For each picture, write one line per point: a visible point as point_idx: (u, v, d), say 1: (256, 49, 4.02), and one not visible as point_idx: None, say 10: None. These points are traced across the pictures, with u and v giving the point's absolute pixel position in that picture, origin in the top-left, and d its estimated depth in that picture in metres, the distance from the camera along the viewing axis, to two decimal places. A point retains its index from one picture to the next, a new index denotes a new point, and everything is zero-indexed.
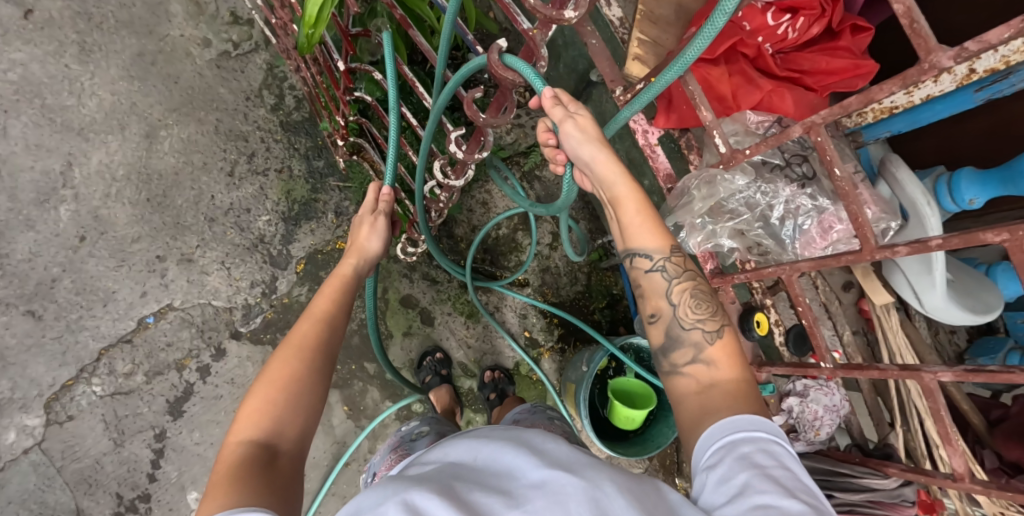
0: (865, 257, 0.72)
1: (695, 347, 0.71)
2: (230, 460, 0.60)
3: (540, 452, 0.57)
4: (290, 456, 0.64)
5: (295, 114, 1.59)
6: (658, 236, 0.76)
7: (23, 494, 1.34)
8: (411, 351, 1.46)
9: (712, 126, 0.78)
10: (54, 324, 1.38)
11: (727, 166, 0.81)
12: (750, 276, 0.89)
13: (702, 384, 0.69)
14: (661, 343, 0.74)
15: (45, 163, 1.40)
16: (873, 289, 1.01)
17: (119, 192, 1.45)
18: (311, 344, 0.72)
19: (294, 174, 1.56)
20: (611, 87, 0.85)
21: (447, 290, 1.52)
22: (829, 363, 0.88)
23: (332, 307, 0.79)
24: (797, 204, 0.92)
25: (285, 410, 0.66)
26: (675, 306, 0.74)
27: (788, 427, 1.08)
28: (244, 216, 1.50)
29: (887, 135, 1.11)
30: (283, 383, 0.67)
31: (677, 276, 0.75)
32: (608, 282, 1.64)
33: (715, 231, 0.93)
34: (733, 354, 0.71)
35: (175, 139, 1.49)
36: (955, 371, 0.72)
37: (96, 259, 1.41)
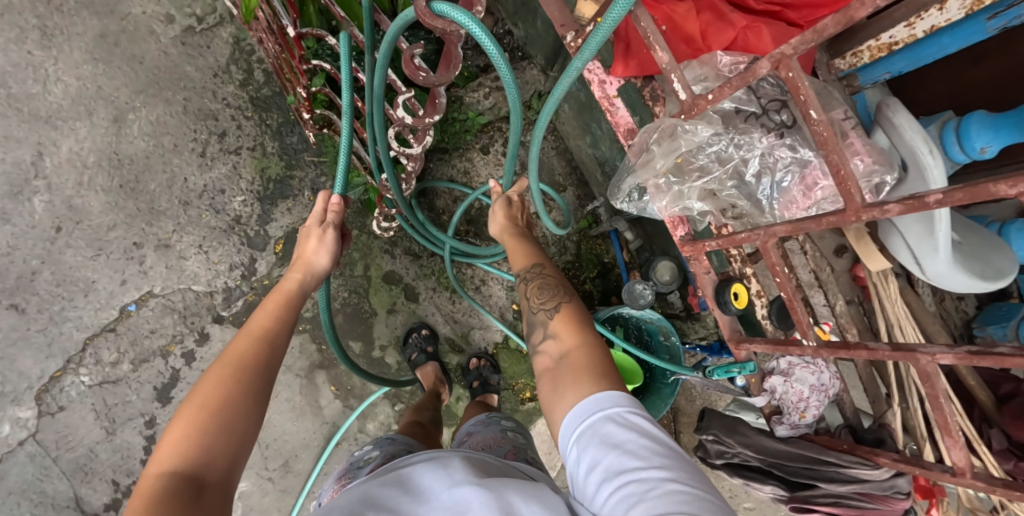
0: (850, 218, 0.61)
1: (542, 325, 0.74)
2: (149, 492, 0.56)
3: (456, 472, 0.59)
4: (219, 484, 0.59)
5: (265, 89, 1.52)
6: (526, 255, 0.86)
7: (22, 484, 1.36)
8: (396, 327, 1.43)
9: (670, 70, 0.71)
10: (37, 317, 1.37)
11: (690, 115, 0.74)
12: (723, 243, 0.81)
13: (554, 359, 0.70)
14: (523, 334, 0.77)
15: (15, 154, 1.38)
16: (868, 254, 0.89)
17: (91, 179, 1.41)
18: (247, 363, 0.70)
19: (268, 152, 1.51)
20: (562, 33, 0.80)
21: (430, 264, 1.49)
22: (813, 341, 0.79)
23: (272, 324, 0.77)
24: (775, 157, 0.83)
25: (214, 436, 0.61)
26: (526, 301, 0.79)
27: (773, 408, 0.97)
28: (218, 198, 1.46)
29: (886, 78, 0.95)
30: (215, 405, 0.64)
31: (534, 278, 0.81)
32: (599, 250, 1.57)
33: (684, 193, 0.85)
34: (575, 321, 0.73)
35: (144, 121, 1.44)
36: (957, 353, 0.60)
37: (74, 250, 1.39)
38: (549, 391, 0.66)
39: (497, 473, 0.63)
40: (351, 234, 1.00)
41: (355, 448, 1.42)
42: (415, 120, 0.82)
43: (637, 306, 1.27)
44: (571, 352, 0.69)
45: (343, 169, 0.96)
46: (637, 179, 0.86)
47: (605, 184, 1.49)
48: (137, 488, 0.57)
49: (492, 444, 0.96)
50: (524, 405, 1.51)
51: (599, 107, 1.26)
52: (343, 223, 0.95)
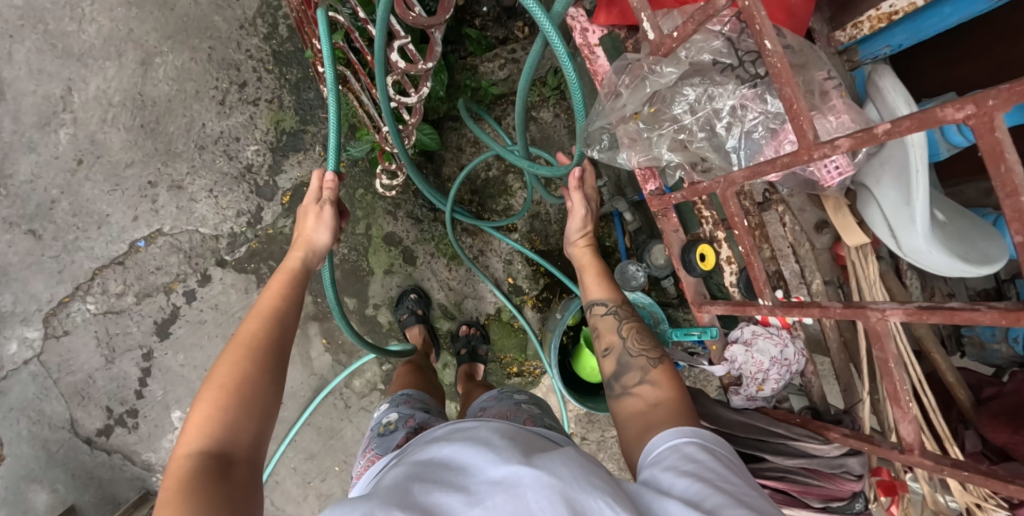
0: (802, 157, 0.60)
1: (641, 369, 0.82)
2: (179, 472, 0.56)
3: (499, 448, 0.55)
4: (247, 461, 0.60)
5: (288, 44, 1.56)
6: (610, 290, 0.95)
7: (23, 402, 1.42)
8: (391, 289, 1.45)
9: (640, 8, 0.73)
10: (52, 244, 1.43)
11: (659, 56, 0.75)
12: (687, 194, 0.80)
13: (647, 403, 0.77)
14: (613, 372, 0.85)
15: (47, 87, 1.43)
16: (846, 227, 0.88)
17: (115, 117, 1.47)
18: (260, 341, 0.70)
19: (285, 105, 1.54)
20: None
21: (431, 229, 1.50)
22: (769, 301, 0.77)
23: (281, 304, 0.77)
24: (744, 110, 0.82)
25: (236, 414, 0.62)
26: (623, 339, 0.87)
27: (732, 378, 0.96)
28: (233, 145, 1.50)
29: (887, 53, 0.94)
30: (233, 385, 0.64)
31: (627, 317, 0.91)
32: (601, 233, 1.50)
33: (654, 141, 0.87)
34: (673, 377, 0.81)
35: (169, 66, 1.48)
36: (906, 309, 0.60)
37: (92, 183, 1.45)
38: (638, 430, 0.73)
39: (529, 440, 0.60)
40: (349, 212, 0.99)
41: (340, 402, 1.46)
42: (408, 66, 0.84)
43: (629, 288, 1.28)
44: (664, 401, 0.76)
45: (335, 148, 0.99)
46: (605, 122, 0.88)
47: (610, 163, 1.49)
48: (166, 470, 0.58)
49: (507, 417, 0.89)
50: (510, 379, 1.53)
51: None
52: (341, 200, 0.95)
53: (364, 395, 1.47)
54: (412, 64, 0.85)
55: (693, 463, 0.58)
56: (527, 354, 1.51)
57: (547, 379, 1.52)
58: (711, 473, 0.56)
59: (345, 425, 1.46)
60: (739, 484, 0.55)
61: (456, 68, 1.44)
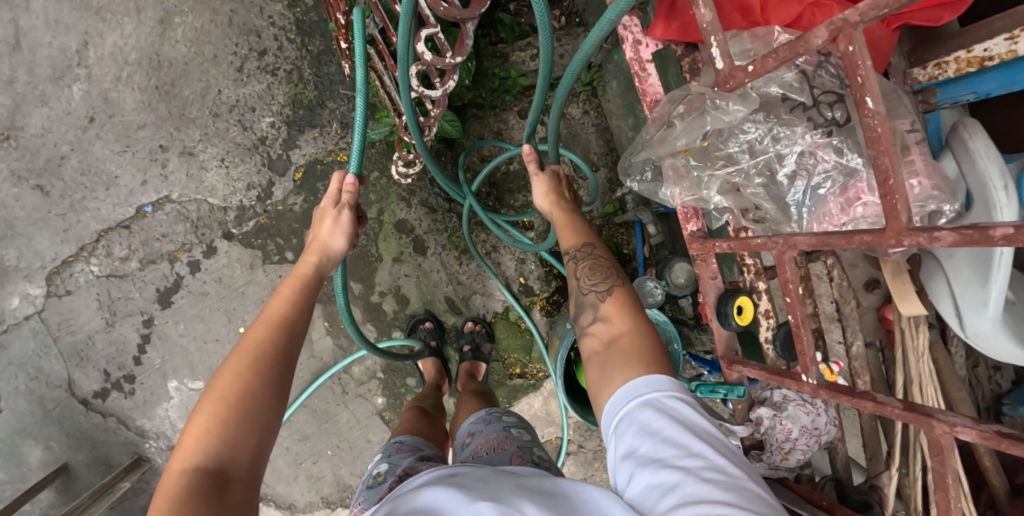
0: (888, 240, 0.55)
1: (593, 308, 0.75)
2: (173, 491, 0.54)
3: (476, 488, 0.55)
4: (243, 480, 0.58)
5: (313, 13, 1.47)
6: (572, 236, 0.87)
7: (23, 358, 1.43)
8: (399, 278, 1.40)
9: (711, 31, 0.68)
10: (60, 202, 1.43)
11: (726, 89, 0.70)
12: (735, 245, 0.75)
13: (602, 341, 0.71)
14: (573, 315, 0.79)
15: (62, 40, 1.42)
16: (904, 296, 0.85)
17: (130, 76, 1.44)
18: (265, 351, 0.67)
19: (304, 78, 1.46)
20: None
21: (444, 220, 1.46)
22: (813, 379, 0.71)
23: (290, 311, 0.73)
24: (816, 158, 0.78)
25: (235, 429, 0.60)
26: (579, 281, 0.80)
27: (754, 441, 0.90)
28: (248, 115, 1.44)
29: (970, 99, 0.88)
30: (235, 398, 0.61)
31: (585, 259, 0.82)
32: (620, 240, 1.51)
33: (704, 181, 0.82)
34: (630, 309, 0.73)
35: (189, 27, 1.43)
36: (982, 432, 0.53)
37: (103, 142, 1.43)
38: (596, 374, 0.68)
39: (505, 475, 0.60)
40: (368, 218, 0.94)
41: (338, 387, 1.43)
42: (436, 59, 0.79)
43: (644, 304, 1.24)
44: (621, 337, 0.69)
45: (361, 149, 0.94)
46: (652, 154, 0.85)
47: None
48: (160, 485, 0.56)
49: (497, 447, 0.85)
50: (512, 380, 1.48)
51: None
52: (360, 205, 0.90)
53: (361, 383, 1.44)
54: (440, 56, 0.80)
55: (649, 440, 0.54)
56: (531, 356, 1.48)
57: (549, 383, 1.48)
58: (670, 450, 0.52)
59: (341, 411, 1.43)
60: (701, 453, 0.52)
61: (485, 55, 1.38)
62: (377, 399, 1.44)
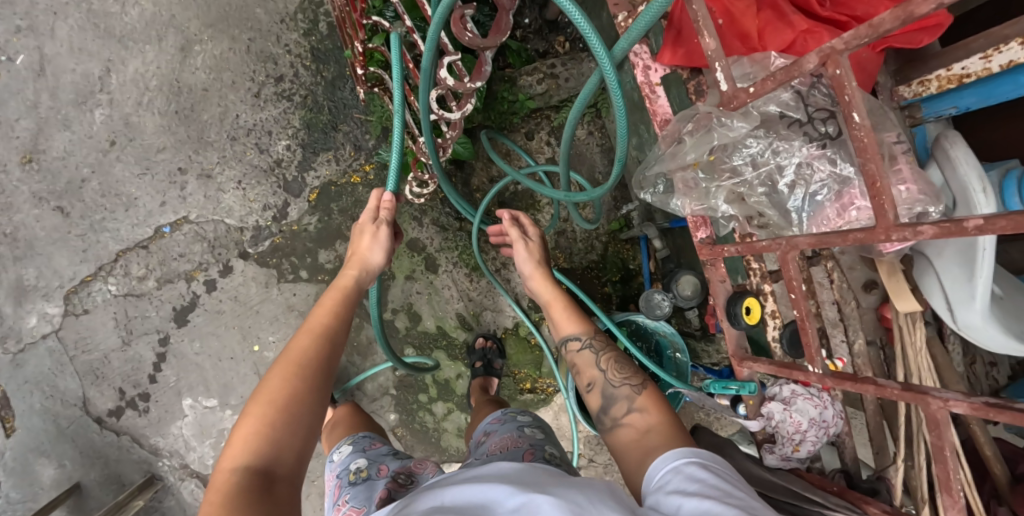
0: (879, 236, 0.59)
1: (627, 399, 0.80)
2: (225, 484, 0.57)
3: (515, 482, 0.58)
4: (288, 480, 0.61)
5: (327, 41, 1.52)
6: (580, 322, 0.94)
7: (39, 376, 1.45)
8: (411, 294, 1.44)
9: (715, 57, 0.73)
10: (80, 223, 1.48)
11: (729, 108, 0.74)
12: (741, 249, 0.79)
13: (639, 431, 0.76)
14: (600, 405, 0.83)
15: (86, 66, 1.52)
16: (898, 293, 0.89)
17: (150, 101, 1.50)
18: (310, 361, 0.71)
19: (319, 101, 1.50)
20: (614, 11, 0.84)
21: (455, 239, 1.48)
22: (819, 369, 0.75)
23: (332, 324, 0.78)
24: (812, 168, 0.82)
25: (282, 432, 0.63)
26: (603, 371, 0.86)
27: (766, 435, 0.93)
28: (265, 138, 1.48)
29: (952, 113, 0.91)
30: (283, 402, 0.65)
31: (602, 348, 0.89)
32: (626, 255, 1.55)
33: (712, 191, 0.86)
34: (659, 401, 0.80)
35: (208, 55, 1.50)
36: (973, 403, 0.58)
37: (123, 165, 1.48)
38: (631, 461, 0.72)
39: (537, 476, 0.64)
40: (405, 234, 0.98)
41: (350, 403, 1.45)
42: (456, 84, 0.84)
43: (652, 316, 1.28)
44: (654, 427, 0.75)
45: (398, 164, 0.98)
46: (663, 168, 0.88)
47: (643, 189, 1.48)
48: (210, 482, 0.59)
49: (510, 446, 0.88)
50: (522, 395, 1.51)
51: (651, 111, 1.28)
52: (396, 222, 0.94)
53: (374, 400, 1.45)
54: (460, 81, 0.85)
55: (697, 483, 0.58)
56: (542, 371, 1.50)
57: (559, 398, 1.50)
58: (715, 490, 0.56)
59: None
60: (743, 497, 0.56)
61: (495, 79, 1.41)
62: (389, 415, 1.46)
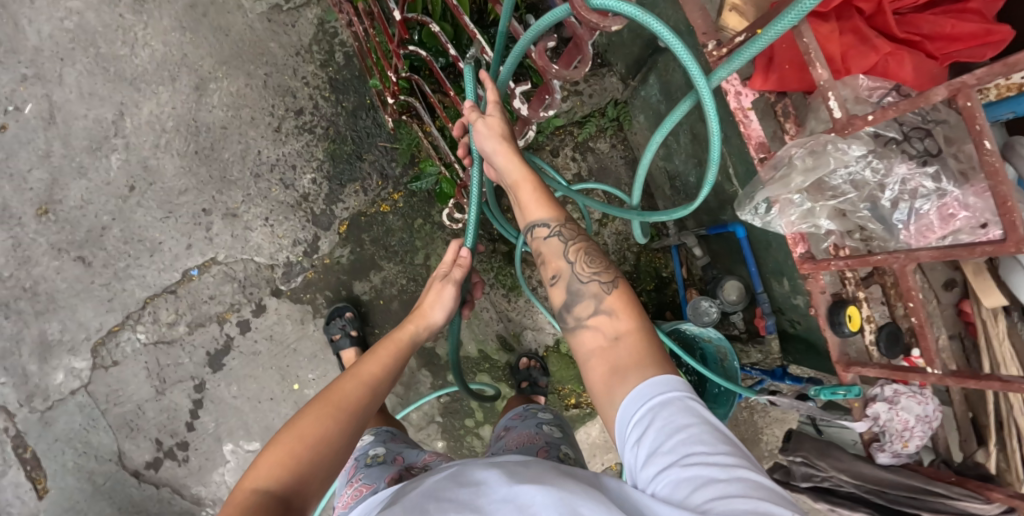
0: (1009, 248, 0.60)
1: (594, 299, 0.69)
2: (242, 505, 0.55)
3: (507, 468, 0.56)
4: (302, 514, 0.58)
5: (345, 71, 1.51)
6: (552, 207, 0.74)
7: (70, 433, 1.42)
8: (449, 320, 1.45)
9: (827, 87, 0.70)
10: (103, 272, 1.44)
11: (840, 134, 0.71)
12: (850, 261, 0.77)
13: (607, 337, 0.67)
14: (563, 302, 0.72)
15: (98, 111, 1.49)
16: (984, 290, 0.97)
17: (168, 143, 1.47)
18: (350, 406, 0.69)
19: (342, 133, 1.48)
20: (704, 41, 0.71)
21: (490, 260, 1.46)
22: (938, 370, 0.77)
23: (381, 373, 0.76)
24: (914, 185, 0.82)
25: (305, 467, 0.61)
26: (571, 264, 0.73)
27: (872, 435, 0.89)
28: (289, 173, 1.45)
29: (1011, 117, 0.96)
30: (313, 440, 0.63)
31: (573, 238, 0.73)
32: (658, 264, 1.56)
33: (814, 211, 0.84)
34: (631, 301, 0.70)
35: (224, 92, 1.48)
36: None
37: (144, 210, 1.45)
38: (603, 374, 0.64)
39: (535, 458, 0.60)
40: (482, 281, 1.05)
41: None
42: (529, 110, 0.82)
43: (701, 323, 1.27)
44: (627, 333, 0.66)
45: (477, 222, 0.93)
46: (769, 193, 0.84)
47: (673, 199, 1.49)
48: (229, 498, 0.58)
49: (527, 442, 0.92)
50: (568, 411, 1.50)
51: (681, 121, 1.28)
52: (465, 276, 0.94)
53: (421, 428, 1.44)
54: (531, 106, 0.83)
55: (679, 433, 0.51)
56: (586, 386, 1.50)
57: None
58: (700, 445, 0.50)
59: None
60: (733, 453, 0.50)
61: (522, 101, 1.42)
62: (437, 442, 1.44)
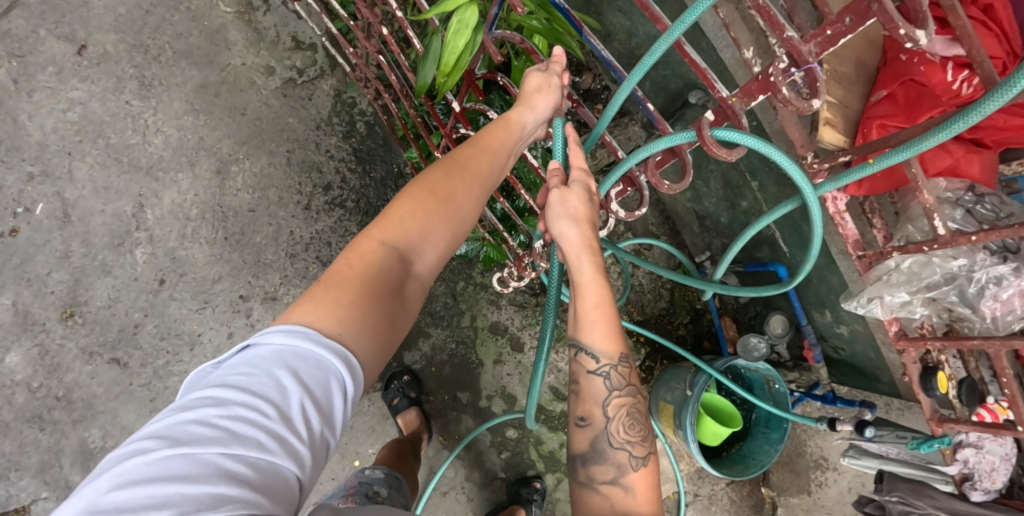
0: None
1: (617, 468, 0.63)
2: (371, 255, 0.65)
3: None
4: (412, 279, 0.70)
5: (368, 141, 1.57)
6: (612, 337, 0.65)
7: None
8: (502, 377, 1.48)
9: (933, 208, 0.81)
10: (141, 371, 1.39)
11: (942, 246, 0.83)
12: (949, 342, 0.95)
13: (613, 510, 0.61)
14: (581, 450, 0.65)
15: (116, 206, 1.40)
16: None
17: (195, 231, 1.44)
18: (473, 172, 0.75)
19: (372, 204, 1.56)
20: (801, 152, 0.91)
21: (534, 315, 1.51)
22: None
23: (500, 146, 0.80)
24: (996, 275, 0.89)
25: (427, 236, 0.70)
26: (608, 419, 0.65)
27: (963, 475, 1.12)
28: (326, 249, 1.51)
29: None
30: (437, 199, 0.71)
31: (619, 384, 0.65)
32: (692, 297, 1.61)
33: (911, 303, 0.98)
34: (654, 486, 0.63)
35: (248, 174, 1.47)
36: None
37: (178, 302, 1.42)
38: None
39: None
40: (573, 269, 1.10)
41: (462, 497, 1.43)
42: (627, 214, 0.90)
43: (751, 358, 1.36)
44: None
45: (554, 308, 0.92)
46: (874, 292, 0.99)
47: (702, 236, 1.56)
48: (358, 240, 0.66)
49: None
50: None
51: (711, 168, 1.33)
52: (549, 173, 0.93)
53: (485, 486, 1.44)
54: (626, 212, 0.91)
55: None
56: None
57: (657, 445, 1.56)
58: None
59: None
60: None
61: None
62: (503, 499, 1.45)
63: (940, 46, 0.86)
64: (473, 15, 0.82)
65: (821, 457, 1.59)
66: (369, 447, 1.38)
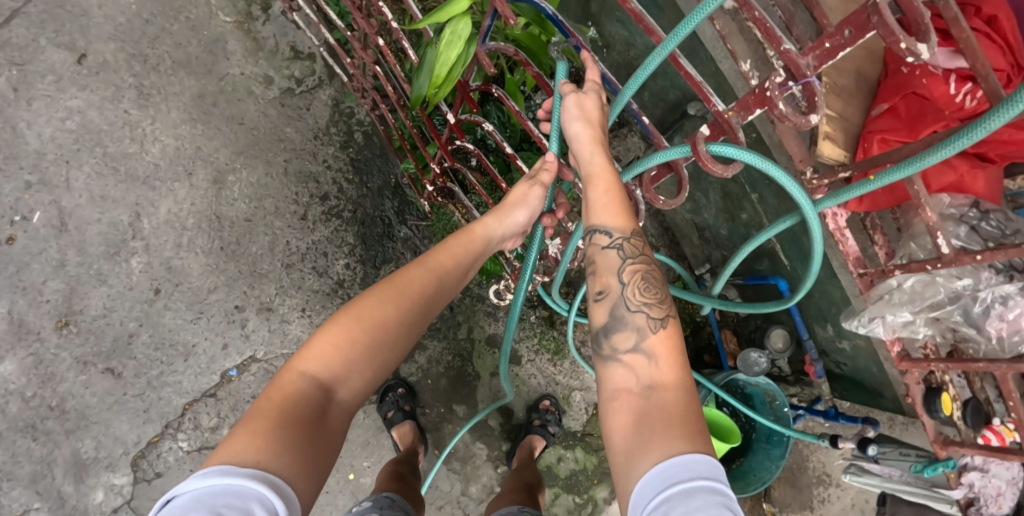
0: None
1: (637, 331, 0.61)
2: (291, 387, 0.64)
3: None
4: (338, 406, 0.68)
5: (366, 151, 1.57)
6: (620, 212, 0.67)
7: None
8: (499, 390, 1.46)
9: (936, 227, 0.79)
10: (135, 382, 1.38)
11: (946, 265, 0.81)
12: (953, 365, 0.93)
13: (638, 378, 0.59)
14: (602, 323, 0.64)
15: (112, 214, 1.40)
16: None
17: (191, 241, 1.43)
18: (412, 295, 0.77)
19: (368, 214, 1.55)
20: (801, 167, 0.93)
21: (531, 327, 1.50)
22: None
23: (445, 264, 0.83)
24: (1004, 295, 0.88)
25: (357, 363, 0.70)
26: (624, 285, 0.64)
27: (968, 500, 1.09)
28: (321, 260, 1.49)
29: None
30: (370, 325, 0.71)
31: (634, 255, 0.65)
32: (691, 309, 1.59)
33: (914, 323, 0.96)
34: (676, 349, 0.61)
35: (245, 183, 1.46)
36: None
37: (173, 312, 1.41)
38: (627, 426, 0.55)
39: None
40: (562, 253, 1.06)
41: (458, 511, 1.41)
42: None
43: (752, 373, 1.32)
44: (662, 384, 0.57)
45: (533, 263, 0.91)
46: (875, 311, 0.96)
47: (702, 247, 1.54)
48: (280, 374, 0.66)
49: None
50: None
51: (710, 180, 1.32)
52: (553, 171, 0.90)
53: (481, 501, 1.42)
54: None
55: None
56: None
57: None
58: None
59: None
60: None
61: None
62: None
63: (943, 57, 0.82)
64: (466, 26, 0.81)
65: (824, 473, 1.56)
66: (364, 460, 1.36)
